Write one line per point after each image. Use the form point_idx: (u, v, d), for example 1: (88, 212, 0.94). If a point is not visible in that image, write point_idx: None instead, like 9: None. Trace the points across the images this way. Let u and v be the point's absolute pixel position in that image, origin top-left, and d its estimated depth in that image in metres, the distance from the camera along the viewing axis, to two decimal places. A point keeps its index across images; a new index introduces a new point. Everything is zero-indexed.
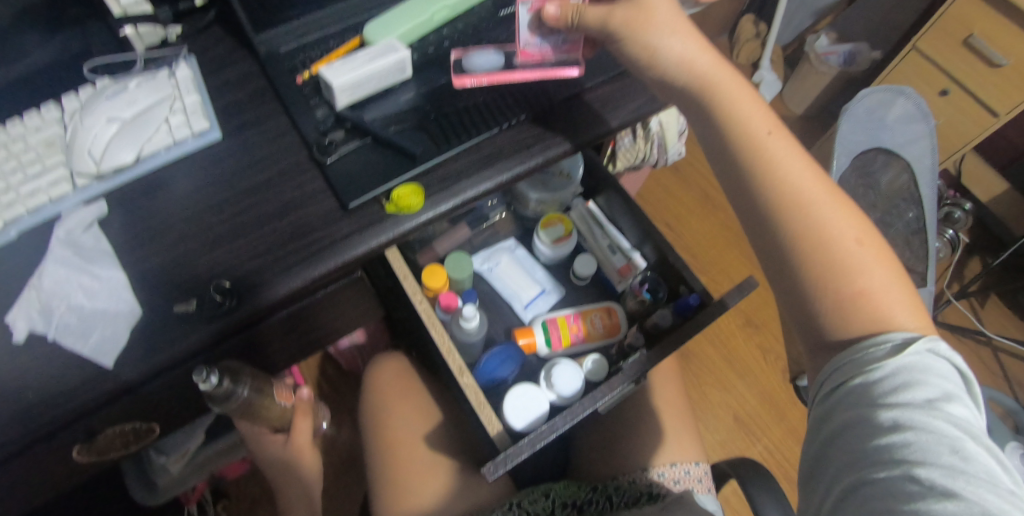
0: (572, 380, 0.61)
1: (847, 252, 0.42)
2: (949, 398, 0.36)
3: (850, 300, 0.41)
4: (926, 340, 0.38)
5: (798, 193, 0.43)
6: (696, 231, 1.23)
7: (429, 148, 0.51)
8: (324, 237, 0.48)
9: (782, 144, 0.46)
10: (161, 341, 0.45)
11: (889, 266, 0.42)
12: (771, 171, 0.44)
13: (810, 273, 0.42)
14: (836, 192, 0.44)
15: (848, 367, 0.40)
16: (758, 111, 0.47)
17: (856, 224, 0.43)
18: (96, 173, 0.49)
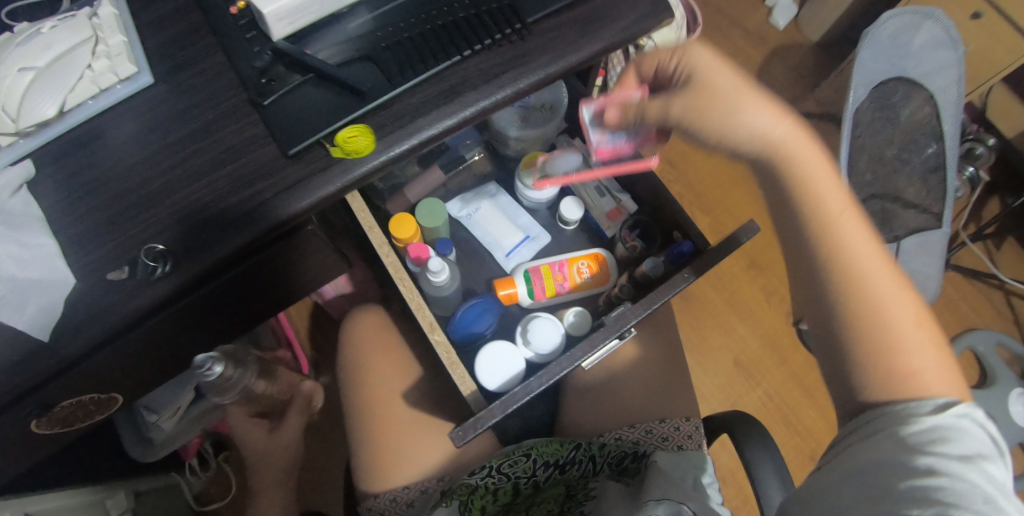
0: (552, 337, 0.56)
1: (902, 331, 0.42)
2: (983, 456, 0.38)
3: (899, 376, 0.41)
4: (964, 407, 0.40)
5: (860, 271, 0.44)
6: (699, 169, 1.16)
7: (380, 83, 0.45)
8: (270, 187, 0.44)
9: (849, 225, 0.45)
10: (100, 310, 0.43)
11: (941, 350, 0.43)
12: (834, 245, 0.44)
13: (861, 340, 0.42)
14: (898, 274, 0.44)
15: (888, 415, 0.41)
16: (832, 187, 0.46)
17: (914, 307, 0.43)
18: (16, 130, 0.44)
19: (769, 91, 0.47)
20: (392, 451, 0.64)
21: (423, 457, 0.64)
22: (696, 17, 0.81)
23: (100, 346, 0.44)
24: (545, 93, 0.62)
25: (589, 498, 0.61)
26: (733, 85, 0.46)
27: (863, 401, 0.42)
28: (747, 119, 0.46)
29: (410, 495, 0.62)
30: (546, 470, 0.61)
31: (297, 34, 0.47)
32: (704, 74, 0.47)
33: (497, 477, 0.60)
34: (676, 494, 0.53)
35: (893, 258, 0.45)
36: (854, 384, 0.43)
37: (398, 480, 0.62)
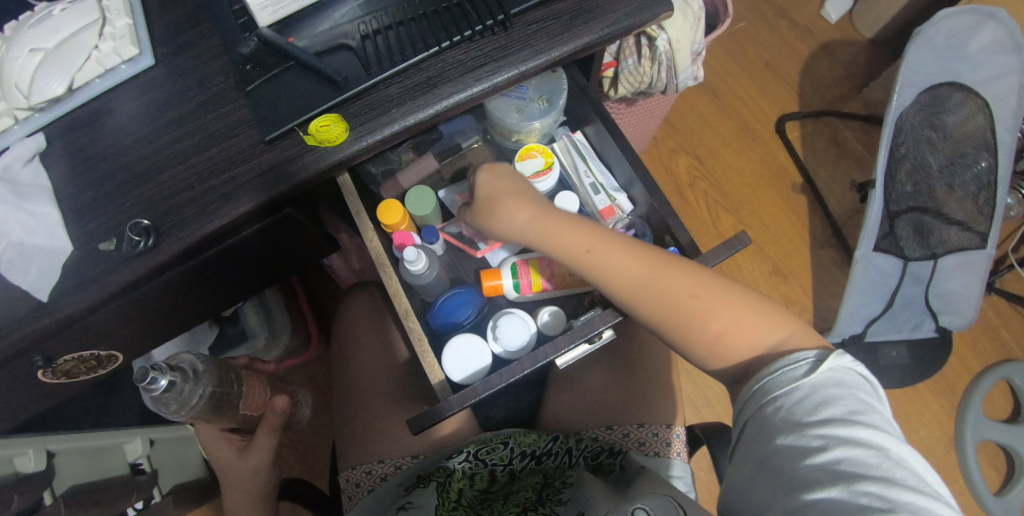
0: (519, 333, 0.57)
1: (691, 313, 0.48)
2: (866, 407, 0.40)
3: (712, 348, 0.48)
4: (835, 357, 0.42)
5: (633, 285, 0.49)
6: (727, 166, 1.11)
7: (357, 72, 0.46)
8: (250, 170, 0.46)
9: (605, 254, 0.50)
10: (90, 278, 0.46)
11: (734, 301, 0.48)
12: (608, 275, 0.50)
13: (679, 343, 0.49)
14: (664, 260, 0.49)
15: (770, 386, 0.43)
16: (575, 229, 0.52)
17: (693, 280, 0.48)
18: (30, 106, 0.48)
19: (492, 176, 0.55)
20: (371, 428, 0.65)
21: (402, 435, 0.64)
22: (729, 7, 0.78)
23: (88, 313, 0.47)
24: (545, 84, 0.61)
25: (568, 485, 0.57)
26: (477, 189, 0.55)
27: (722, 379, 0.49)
28: (513, 215, 0.53)
29: (385, 469, 0.62)
30: (522, 461, 0.60)
31: (283, 22, 0.48)
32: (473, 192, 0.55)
33: (474, 462, 0.59)
34: (664, 492, 0.50)
35: (652, 254, 0.49)
36: (700, 363, 0.50)
37: (375, 454, 0.63)
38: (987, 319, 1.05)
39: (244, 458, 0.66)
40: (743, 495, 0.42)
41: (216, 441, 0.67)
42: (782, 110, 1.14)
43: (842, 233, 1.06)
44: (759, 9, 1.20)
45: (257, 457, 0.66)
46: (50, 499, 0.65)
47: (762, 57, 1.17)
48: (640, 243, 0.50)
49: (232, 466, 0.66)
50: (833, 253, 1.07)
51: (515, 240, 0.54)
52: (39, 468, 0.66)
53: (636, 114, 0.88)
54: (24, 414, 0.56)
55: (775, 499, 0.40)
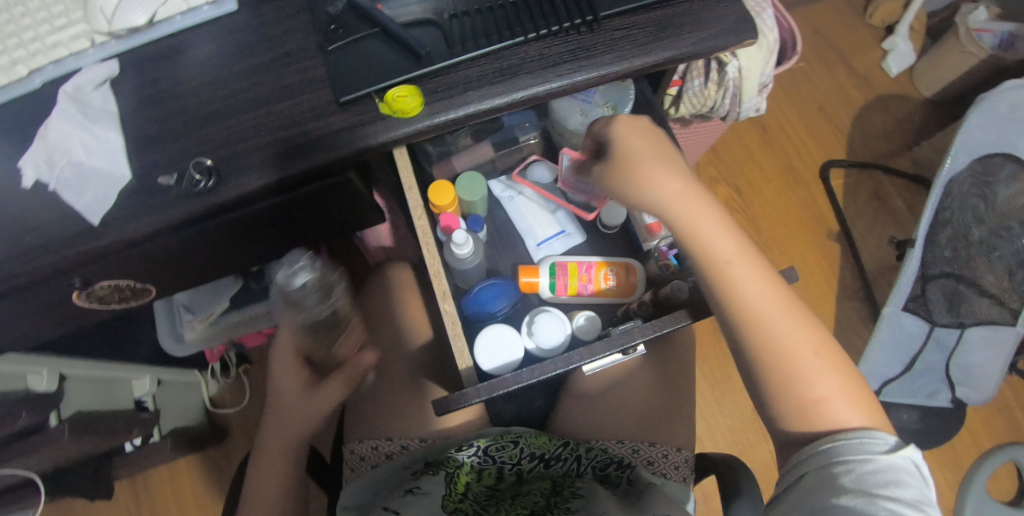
0: (555, 332, 0.57)
1: (801, 363, 0.47)
2: (928, 500, 0.40)
3: (807, 407, 0.46)
4: (916, 448, 0.42)
5: (759, 315, 0.48)
6: (765, 203, 1.10)
7: (440, 50, 0.47)
8: (318, 129, 0.46)
9: (743, 268, 0.50)
10: (144, 210, 0.46)
11: (846, 371, 0.47)
12: (741, 295, 0.49)
13: (768, 381, 0.47)
14: (795, 305, 0.49)
15: (842, 448, 0.43)
16: (723, 234, 0.50)
17: (814, 336, 0.48)
18: (111, 32, 0.49)
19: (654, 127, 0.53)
20: (381, 405, 0.65)
21: (412, 414, 0.65)
22: (797, 45, 0.78)
23: (140, 242, 0.47)
24: (612, 92, 0.61)
25: (578, 495, 0.59)
26: (637, 145, 0.51)
27: (784, 437, 0.47)
28: (661, 187, 0.51)
29: (391, 448, 0.62)
30: (531, 462, 0.60)
31: None
32: (629, 146, 0.52)
33: (483, 458, 0.59)
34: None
35: (786, 294, 0.49)
36: (772, 417, 0.48)
37: (383, 431, 0.63)
38: (1003, 399, 1.04)
39: (311, 397, 0.59)
40: None
41: (289, 365, 0.60)
42: (828, 156, 1.13)
43: (871, 289, 1.05)
44: (820, 52, 1.20)
45: (324, 400, 0.60)
46: (54, 422, 0.68)
47: (816, 99, 1.17)
48: (777, 279, 0.50)
49: (295, 402, 0.59)
50: (858, 307, 1.06)
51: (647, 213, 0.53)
52: (49, 388, 0.68)
53: (687, 137, 0.87)
54: (49, 333, 0.56)
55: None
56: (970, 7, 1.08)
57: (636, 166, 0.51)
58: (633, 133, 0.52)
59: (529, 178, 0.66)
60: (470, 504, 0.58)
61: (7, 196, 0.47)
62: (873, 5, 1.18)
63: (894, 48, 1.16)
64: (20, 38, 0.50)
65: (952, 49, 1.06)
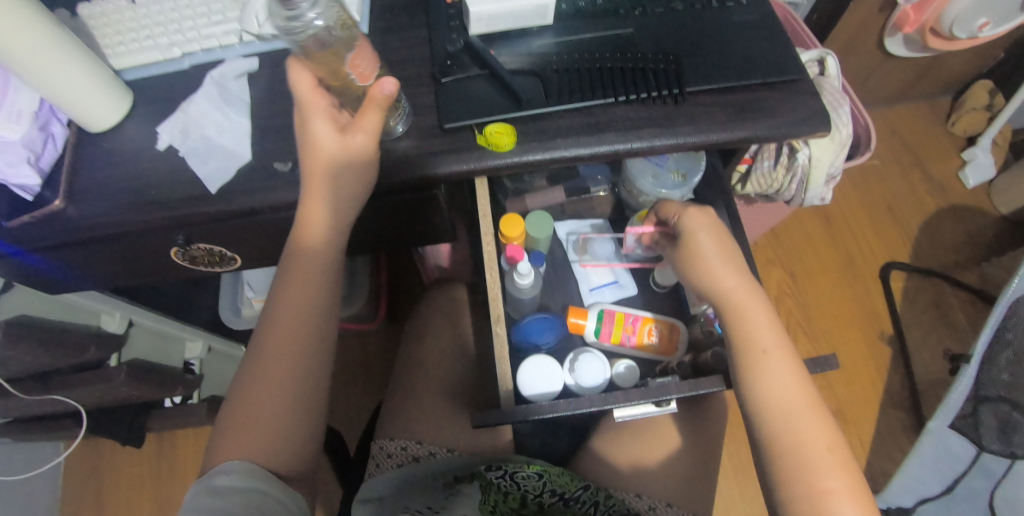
0: (596, 374, 0.59)
1: (815, 458, 0.48)
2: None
3: (815, 501, 0.47)
4: None
5: (787, 405, 0.51)
6: (818, 293, 1.09)
7: (538, 97, 0.51)
8: (418, 147, 0.51)
9: (779, 360, 0.52)
10: (256, 188, 0.52)
11: (857, 478, 0.49)
12: (774, 383, 0.51)
13: (779, 468, 0.49)
14: (819, 406, 0.51)
15: None
16: (768, 326, 0.54)
17: (832, 437, 0.50)
18: (257, 34, 0.56)
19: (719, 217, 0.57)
20: (416, 409, 0.68)
21: (443, 422, 0.67)
22: (872, 142, 0.80)
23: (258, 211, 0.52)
24: (685, 161, 0.65)
25: None
26: (703, 235, 0.56)
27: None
28: (719, 273, 0.55)
29: (419, 451, 0.64)
30: (552, 497, 0.60)
31: (489, 36, 0.55)
32: (691, 231, 0.56)
33: (508, 482, 0.60)
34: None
35: (814, 394, 0.52)
36: (778, 504, 0.49)
37: (415, 434, 0.66)
38: None
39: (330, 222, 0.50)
40: None
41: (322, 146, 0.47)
42: (890, 257, 1.12)
43: (919, 399, 1.02)
44: (898, 155, 1.20)
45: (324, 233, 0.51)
46: (112, 363, 0.76)
47: (888, 200, 1.16)
48: (808, 379, 0.53)
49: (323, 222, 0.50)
50: (903, 416, 1.02)
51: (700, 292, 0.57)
52: (117, 330, 0.76)
53: (751, 213, 0.89)
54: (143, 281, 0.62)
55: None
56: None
57: (699, 249, 0.56)
58: (700, 220, 0.56)
59: (592, 257, 0.69)
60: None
61: (143, 156, 0.54)
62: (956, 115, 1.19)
63: (973, 159, 1.16)
64: (182, 26, 0.58)
65: None
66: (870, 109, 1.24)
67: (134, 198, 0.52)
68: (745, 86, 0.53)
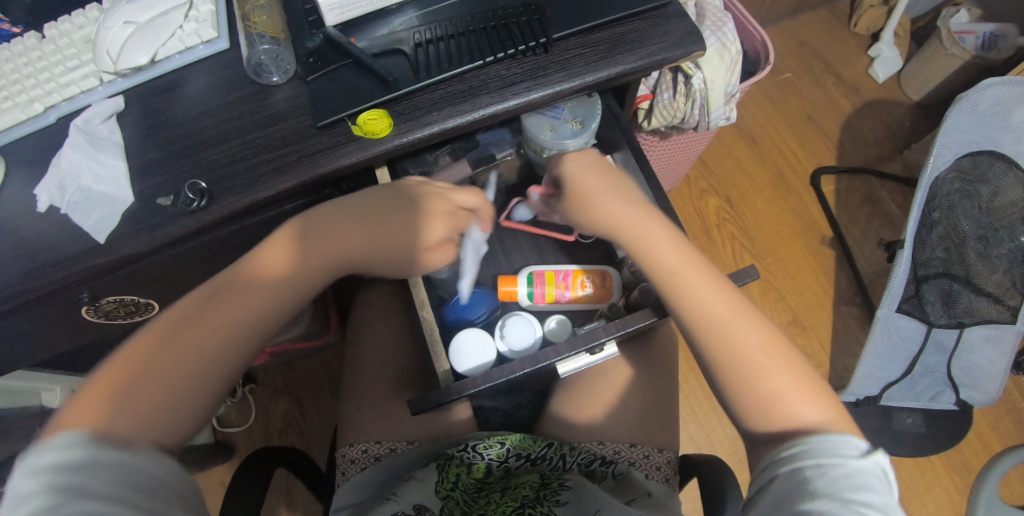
0: (525, 335, 0.60)
1: (752, 362, 0.47)
2: (897, 510, 0.38)
3: (764, 408, 0.46)
4: (886, 455, 0.40)
5: (712, 315, 0.49)
6: (757, 214, 1.11)
7: (407, 75, 0.51)
8: (296, 151, 0.51)
9: (692, 273, 0.51)
10: (143, 227, 0.50)
11: (796, 368, 0.47)
12: (691, 298, 0.50)
13: (725, 382, 0.48)
14: (746, 308, 0.50)
15: (813, 450, 0.41)
16: (673, 246, 0.53)
17: (762, 333, 0.48)
18: (116, 71, 0.55)
19: (598, 156, 0.59)
20: (370, 413, 0.68)
21: (402, 418, 0.68)
22: (771, 54, 0.80)
23: (267, 207, 0.53)
24: (580, 108, 0.65)
25: (566, 488, 0.59)
26: (590, 181, 0.58)
27: (748, 436, 0.47)
28: (609, 207, 0.55)
29: (380, 450, 0.65)
30: (517, 460, 0.62)
31: (349, 25, 0.54)
32: (576, 179, 0.58)
33: (472, 453, 0.62)
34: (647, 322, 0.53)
35: (736, 297, 0.50)
36: (738, 418, 0.47)
37: (372, 435, 0.66)
38: (1012, 400, 1.03)
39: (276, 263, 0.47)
40: None
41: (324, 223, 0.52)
42: (818, 164, 1.15)
43: (867, 293, 1.05)
44: (808, 62, 1.22)
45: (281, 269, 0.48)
46: None
47: (806, 108, 1.19)
48: (729, 284, 0.52)
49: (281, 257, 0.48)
50: (856, 312, 1.06)
51: (603, 234, 0.57)
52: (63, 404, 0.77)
53: (668, 150, 0.91)
54: (63, 346, 0.61)
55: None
56: (950, 11, 1.10)
57: (588, 195, 0.57)
58: (580, 163, 0.59)
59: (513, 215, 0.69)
60: (461, 493, 0.60)
61: (25, 221, 0.52)
62: (857, 15, 1.21)
63: (880, 54, 1.18)
64: (37, 79, 0.56)
65: (937, 52, 1.09)
66: (775, 25, 1.25)
67: (21, 265, 0.51)
68: (612, 21, 0.53)
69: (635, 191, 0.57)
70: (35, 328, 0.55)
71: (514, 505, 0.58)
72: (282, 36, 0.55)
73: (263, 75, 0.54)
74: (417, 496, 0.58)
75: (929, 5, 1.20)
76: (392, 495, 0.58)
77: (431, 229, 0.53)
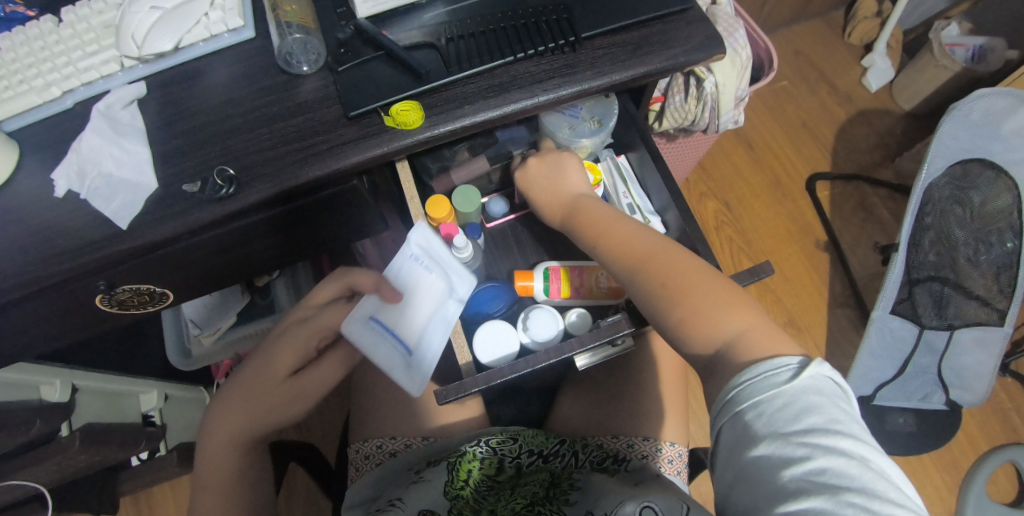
0: (549, 327, 0.61)
1: (663, 298, 0.49)
2: (844, 416, 0.38)
3: (685, 339, 0.48)
4: (820, 364, 0.40)
5: (627, 261, 0.53)
6: (754, 217, 1.14)
7: (438, 69, 0.52)
8: (327, 140, 0.51)
9: (608, 234, 0.56)
10: (167, 214, 0.50)
11: (704, 289, 0.48)
12: (613, 252, 0.55)
13: (656, 326, 0.51)
14: (659, 248, 0.53)
15: (751, 387, 0.41)
16: (596, 214, 0.58)
17: (671, 267, 0.50)
18: (138, 57, 0.54)
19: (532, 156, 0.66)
20: (382, 411, 0.68)
21: (415, 414, 0.67)
22: (774, 61, 0.83)
23: (297, 194, 0.53)
24: (597, 108, 0.66)
25: (576, 487, 0.58)
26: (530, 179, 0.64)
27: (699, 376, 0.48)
28: (543, 199, 0.63)
29: (395, 445, 0.65)
30: (530, 457, 0.63)
31: (379, 18, 0.54)
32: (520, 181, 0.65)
33: (485, 448, 0.62)
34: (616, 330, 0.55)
35: (649, 242, 0.53)
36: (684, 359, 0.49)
37: (387, 431, 0.66)
38: (998, 400, 1.07)
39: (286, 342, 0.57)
40: (729, 502, 0.40)
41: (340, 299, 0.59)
42: (813, 170, 1.18)
43: (861, 296, 1.08)
44: (803, 71, 1.25)
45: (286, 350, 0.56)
46: (66, 432, 0.76)
47: (801, 115, 1.22)
48: (644, 230, 0.55)
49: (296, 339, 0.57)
50: (849, 314, 1.08)
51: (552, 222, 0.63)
52: (62, 399, 0.75)
53: (675, 152, 0.93)
54: (73, 336, 0.60)
55: (755, 508, 0.37)
56: (941, 24, 1.15)
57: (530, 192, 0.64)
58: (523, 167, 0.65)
59: (491, 217, 0.70)
60: (471, 493, 0.59)
61: (41, 205, 0.51)
62: (851, 26, 1.25)
63: (872, 65, 1.22)
64: (56, 63, 0.55)
65: (928, 63, 1.12)
66: (771, 34, 1.28)
67: (36, 250, 0.50)
68: (637, 23, 0.55)
69: (563, 177, 0.63)
70: (47, 315, 0.54)
71: (524, 502, 0.57)
72: (312, 24, 0.55)
73: (291, 64, 0.54)
74: (424, 500, 0.58)
75: (919, 18, 1.24)
76: (397, 502, 0.58)
77: (306, 339, 0.57)
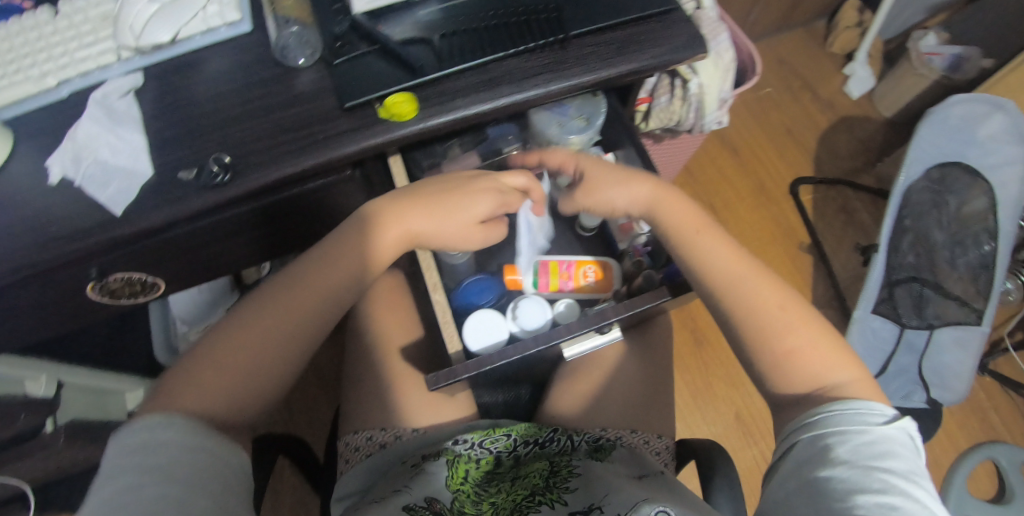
0: (537, 317, 0.62)
1: (773, 323, 0.52)
2: (921, 472, 0.41)
3: (785, 365, 0.50)
4: (907, 424, 0.44)
5: (732, 280, 0.54)
6: (740, 219, 1.16)
7: (432, 63, 0.53)
8: (323, 130, 0.52)
9: (711, 242, 0.56)
10: (162, 200, 0.50)
11: (814, 327, 0.52)
12: (716, 264, 0.55)
13: (754, 343, 0.52)
14: (760, 275, 0.55)
15: (838, 418, 0.45)
16: (694, 220, 0.58)
17: (778, 296, 0.53)
18: (136, 48, 0.55)
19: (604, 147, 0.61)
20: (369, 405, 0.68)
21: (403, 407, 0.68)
22: (757, 65, 0.85)
23: (292, 182, 0.54)
24: (586, 106, 0.68)
25: (575, 474, 0.59)
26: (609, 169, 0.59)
27: (776, 398, 0.51)
28: (627, 197, 0.59)
29: (385, 437, 0.65)
30: (526, 447, 0.63)
31: (375, 14, 0.56)
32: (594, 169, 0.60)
33: (480, 451, 0.63)
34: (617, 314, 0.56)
35: (750, 264, 0.55)
36: (765, 379, 0.52)
37: (377, 422, 0.66)
38: (978, 400, 1.09)
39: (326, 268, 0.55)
40: (783, 506, 0.43)
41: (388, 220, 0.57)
42: (797, 175, 1.20)
43: (844, 298, 1.10)
44: (788, 79, 1.29)
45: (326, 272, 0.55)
46: (50, 429, 0.74)
47: (785, 122, 1.25)
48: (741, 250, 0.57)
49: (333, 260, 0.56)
50: (832, 315, 1.10)
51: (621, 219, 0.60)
52: (47, 394, 0.75)
53: (661, 153, 0.95)
54: (62, 326, 0.60)
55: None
56: (919, 35, 1.19)
57: (606, 183, 0.59)
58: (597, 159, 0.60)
59: None
60: (471, 487, 0.59)
61: (34, 192, 0.52)
62: (833, 36, 1.28)
63: (854, 73, 1.26)
64: (53, 53, 0.56)
65: (907, 72, 1.16)
66: (756, 43, 1.32)
67: (26, 237, 0.50)
68: (625, 22, 0.56)
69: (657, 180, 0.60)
70: (37, 303, 0.54)
71: (525, 492, 0.56)
72: (308, 19, 0.57)
73: (287, 57, 0.55)
74: (429, 489, 0.57)
75: (898, 29, 1.28)
76: (404, 488, 0.57)
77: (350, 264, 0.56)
